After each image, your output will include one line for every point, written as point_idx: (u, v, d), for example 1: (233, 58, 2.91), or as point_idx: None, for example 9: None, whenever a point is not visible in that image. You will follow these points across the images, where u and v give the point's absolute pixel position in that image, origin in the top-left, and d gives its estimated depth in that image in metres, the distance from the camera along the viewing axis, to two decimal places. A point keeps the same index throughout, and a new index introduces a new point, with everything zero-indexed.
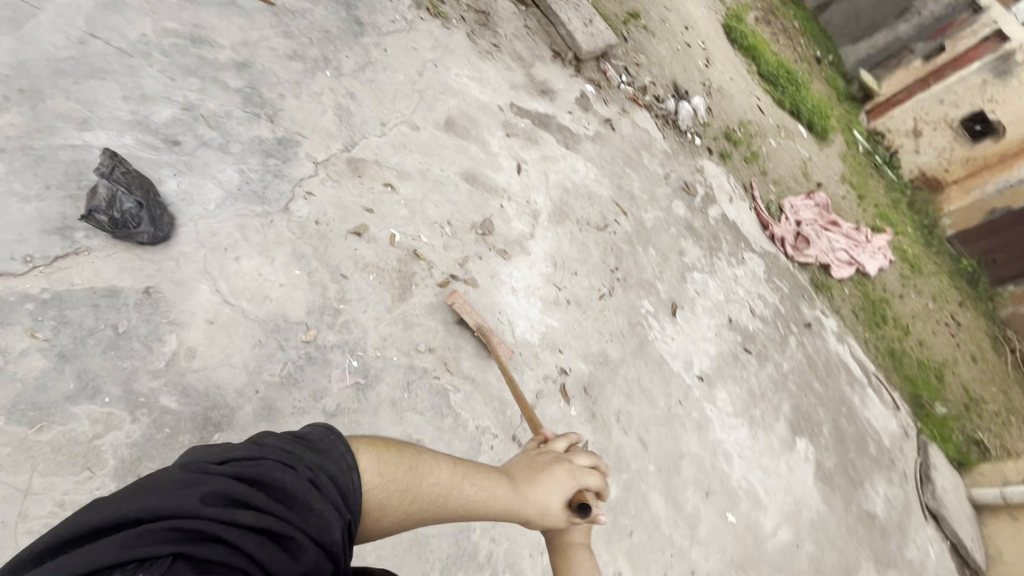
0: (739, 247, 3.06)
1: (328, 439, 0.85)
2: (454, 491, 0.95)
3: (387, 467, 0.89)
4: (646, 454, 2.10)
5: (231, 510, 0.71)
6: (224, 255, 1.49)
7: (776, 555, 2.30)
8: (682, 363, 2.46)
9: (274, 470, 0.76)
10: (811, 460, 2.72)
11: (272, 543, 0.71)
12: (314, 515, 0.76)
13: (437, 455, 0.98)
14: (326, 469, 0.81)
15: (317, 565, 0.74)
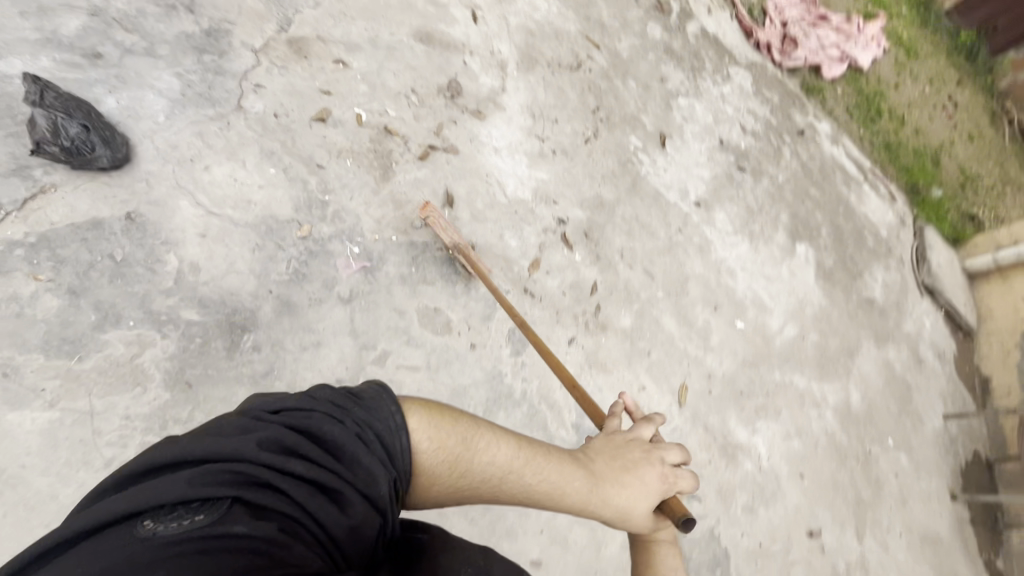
0: (723, 62, 2.87)
1: (381, 398, 0.87)
2: (516, 471, 0.96)
3: (440, 445, 0.89)
4: (653, 284, 2.19)
5: (285, 460, 0.75)
6: (193, 166, 1.44)
7: (784, 349, 2.50)
8: (677, 193, 2.46)
9: (323, 423, 0.80)
10: (811, 262, 2.83)
11: (321, 493, 0.76)
12: (361, 468, 0.79)
13: (500, 431, 0.98)
14: (373, 425, 0.83)
15: (366, 518, 0.78)
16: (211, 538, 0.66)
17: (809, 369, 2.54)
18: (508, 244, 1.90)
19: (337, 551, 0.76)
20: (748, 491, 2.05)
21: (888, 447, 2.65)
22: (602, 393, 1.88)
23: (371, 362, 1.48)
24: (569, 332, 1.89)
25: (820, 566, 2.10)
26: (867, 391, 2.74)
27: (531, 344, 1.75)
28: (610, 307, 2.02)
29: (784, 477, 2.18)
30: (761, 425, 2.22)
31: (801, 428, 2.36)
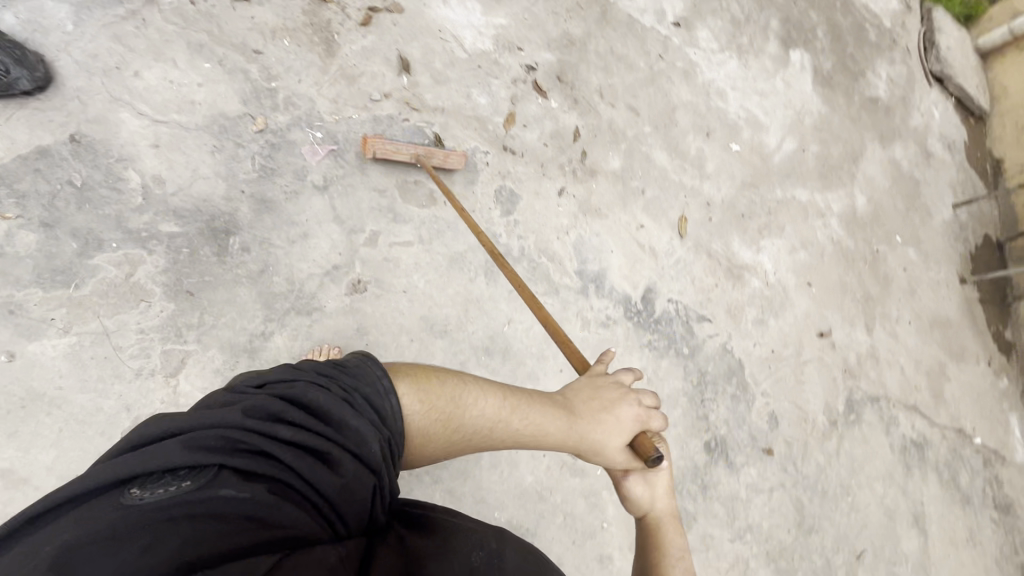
0: None
1: (366, 364, 0.80)
2: (504, 420, 0.90)
3: (427, 407, 0.82)
4: (639, 119, 2.08)
5: (271, 425, 0.67)
6: (121, 74, 1.34)
7: (784, 165, 2.42)
8: (654, 15, 2.24)
9: (307, 388, 0.72)
10: (807, 69, 2.67)
11: (316, 454, 0.67)
12: (352, 429, 0.71)
13: (490, 384, 0.92)
14: (360, 388, 0.76)
15: (364, 481, 0.70)
16: (195, 503, 0.57)
17: (810, 181, 2.48)
18: (478, 102, 1.78)
19: (336, 519, 0.67)
20: (757, 306, 2.11)
21: (896, 244, 2.66)
22: (600, 237, 1.86)
23: (362, 244, 1.47)
24: (558, 183, 1.83)
25: (833, 361, 2.21)
26: (873, 194, 2.69)
27: (521, 201, 1.75)
28: (597, 151, 1.95)
29: (791, 289, 2.23)
30: (766, 243, 2.23)
31: (807, 240, 2.36)
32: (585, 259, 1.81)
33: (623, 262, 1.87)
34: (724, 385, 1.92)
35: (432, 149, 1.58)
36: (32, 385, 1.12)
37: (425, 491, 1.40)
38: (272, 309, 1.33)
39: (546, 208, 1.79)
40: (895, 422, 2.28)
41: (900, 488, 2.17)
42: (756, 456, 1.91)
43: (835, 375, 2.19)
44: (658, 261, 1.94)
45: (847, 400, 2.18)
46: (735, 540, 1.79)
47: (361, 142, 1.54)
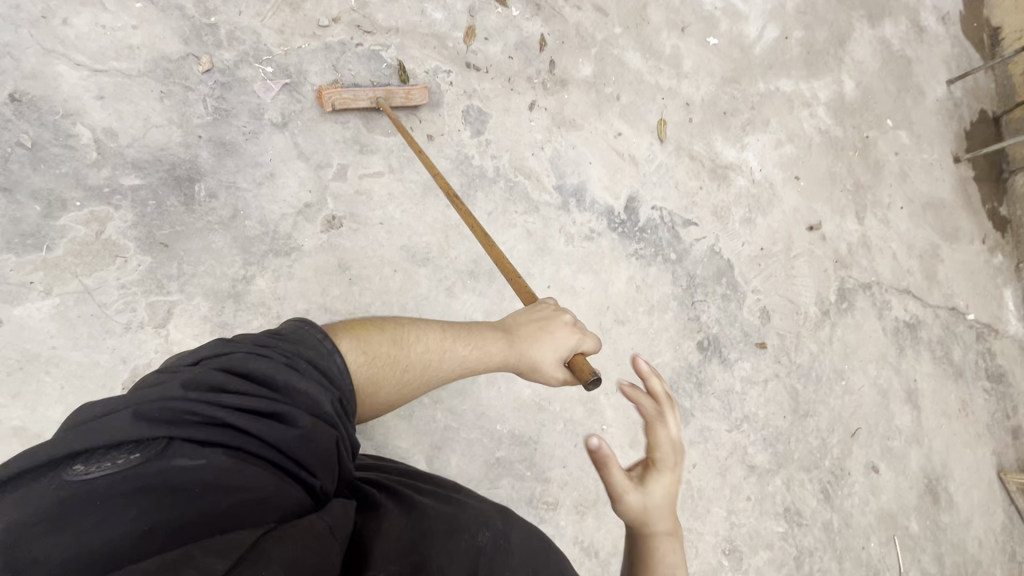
0: None
1: (303, 330, 0.81)
2: (448, 353, 0.98)
3: (370, 351, 0.87)
4: (609, 20, 1.97)
5: (216, 396, 0.67)
6: (49, 23, 1.26)
7: (766, 55, 2.31)
8: None
9: (247, 359, 0.72)
10: None
11: (268, 419, 0.68)
12: (301, 391, 0.72)
13: (425, 323, 1.00)
14: (301, 353, 0.77)
15: (326, 439, 0.71)
16: (152, 478, 0.58)
17: (795, 70, 2.38)
18: (434, 18, 1.68)
19: (304, 476, 0.68)
20: (744, 205, 2.08)
21: (888, 129, 2.58)
22: (577, 149, 1.81)
23: (332, 179, 1.44)
24: (528, 97, 1.76)
25: (824, 253, 2.21)
26: (862, 78, 2.58)
27: (491, 119, 1.69)
28: (566, 59, 1.86)
29: (779, 184, 2.19)
30: (751, 140, 2.16)
31: (794, 132, 2.29)
32: (563, 173, 1.77)
33: (602, 173, 1.83)
34: (714, 286, 1.93)
35: (391, 88, 1.52)
36: (26, 347, 1.14)
37: (427, 413, 1.46)
38: (250, 253, 1.33)
39: (518, 124, 1.73)
40: (889, 306, 2.30)
41: (894, 369, 2.23)
42: (750, 350, 1.95)
43: (827, 266, 2.20)
44: (639, 169, 1.90)
45: (839, 290, 2.20)
46: (732, 430, 1.87)
47: (318, 98, 1.46)
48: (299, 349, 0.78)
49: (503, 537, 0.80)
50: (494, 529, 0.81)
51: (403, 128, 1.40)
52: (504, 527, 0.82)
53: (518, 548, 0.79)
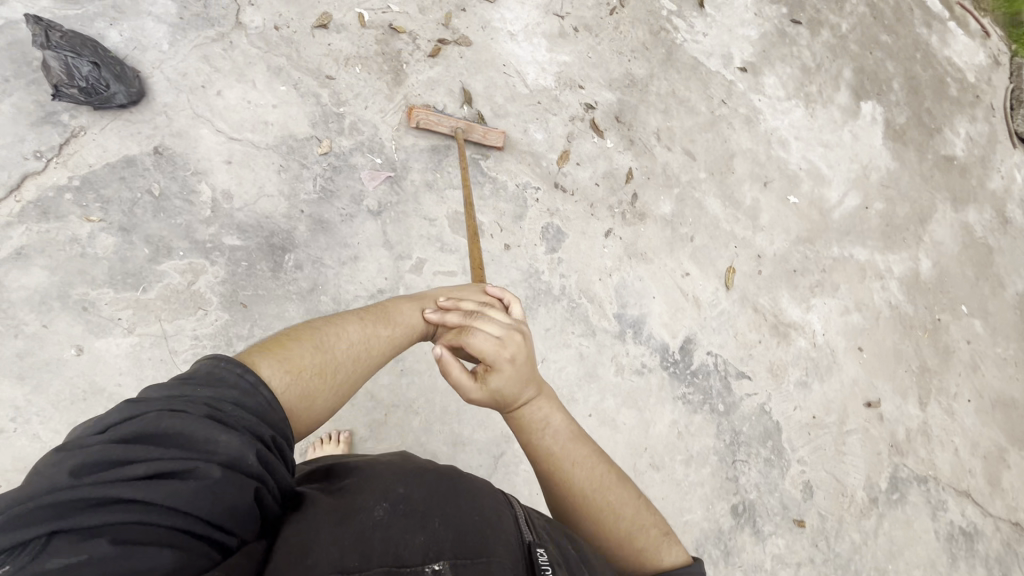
0: None
1: (222, 368, 0.72)
2: (374, 339, 0.96)
3: (296, 366, 0.81)
4: (695, 164, 2.06)
5: (116, 471, 0.58)
6: (206, 92, 1.42)
7: (844, 221, 2.33)
8: (720, 59, 2.26)
9: (161, 419, 0.62)
10: (878, 122, 2.62)
11: (177, 484, 0.58)
12: (220, 445, 0.63)
13: (336, 323, 0.94)
14: (220, 398, 0.68)
15: (242, 493, 0.62)
16: None
17: (872, 240, 2.38)
18: (534, 138, 1.80)
19: (218, 537, 0.59)
20: (801, 366, 2.03)
21: (961, 314, 2.50)
22: (644, 282, 1.84)
23: (408, 270, 1.51)
24: (605, 224, 1.83)
25: (879, 434, 2.10)
26: (940, 258, 2.55)
27: (567, 238, 1.76)
28: (648, 194, 1.93)
29: (840, 351, 2.13)
30: (817, 302, 2.14)
31: (862, 302, 2.25)
32: (626, 303, 1.79)
33: (663, 309, 1.84)
34: (758, 448, 1.85)
35: (473, 125, 1.66)
36: (94, 379, 1.19)
37: None
38: None
39: (591, 249, 1.78)
40: (944, 507, 2.12)
41: None
42: (787, 527, 1.82)
43: (880, 448, 2.07)
44: (700, 312, 1.90)
45: (891, 478, 2.06)
46: None
47: (408, 108, 1.63)
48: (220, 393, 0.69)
49: (404, 501, 0.71)
50: (389, 500, 0.70)
51: (466, 193, 1.47)
52: (403, 489, 0.73)
53: (421, 501, 0.71)
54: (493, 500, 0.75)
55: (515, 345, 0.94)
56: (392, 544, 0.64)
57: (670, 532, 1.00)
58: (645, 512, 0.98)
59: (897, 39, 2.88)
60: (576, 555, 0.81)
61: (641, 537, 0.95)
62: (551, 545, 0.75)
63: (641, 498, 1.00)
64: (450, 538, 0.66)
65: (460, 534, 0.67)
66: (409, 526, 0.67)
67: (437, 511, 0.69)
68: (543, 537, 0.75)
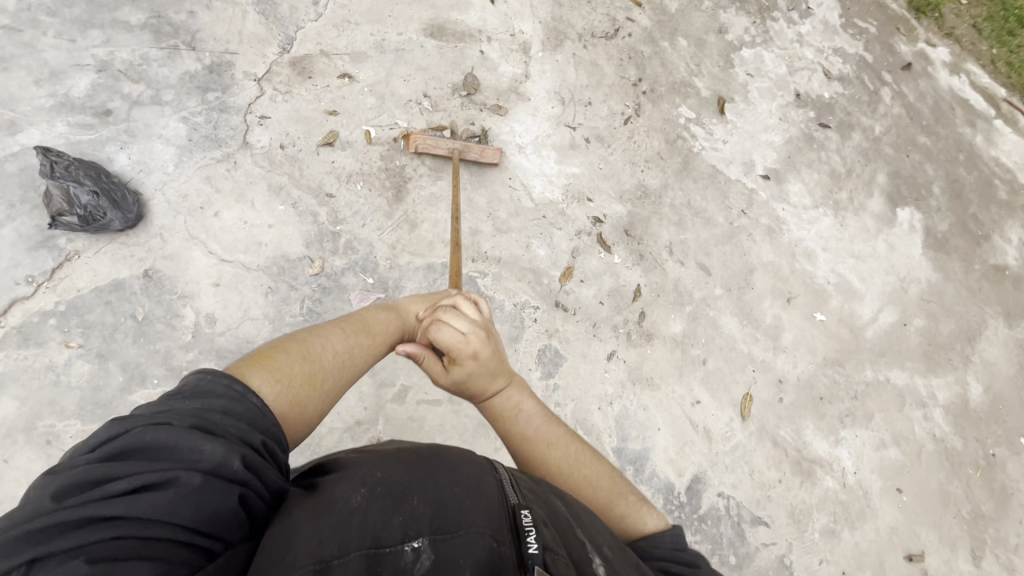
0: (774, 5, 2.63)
1: (209, 379, 0.76)
2: (356, 348, 1.06)
3: (284, 375, 0.89)
4: (710, 280, 1.95)
5: (99, 489, 0.62)
6: (203, 213, 1.44)
7: (878, 340, 2.15)
8: (740, 166, 2.19)
9: (144, 431, 0.66)
10: (917, 229, 2.46)
11: (158, 495, 0.62)
12: (204, 453, 0.66)
13: (321, 336, 1.03)
14: (204, 409, 0.72)
15: (225, 499, 0.65)
16: None
17: (911, 361, 2.17)
18: (536, 254, 1.75)
19: (204, 543, 0.63)
20: (828, 511, 1.81)
21: None
22: (648, 411, 1.71)
23: (389, 398, 1.49)
24: (608, 346, 1.73)
25: None
26: (996, 382, 2.29)
27: (566, 362, 1.67)
28: (657, 313, 1.83)
29: (874, 493, 1.90)
30: (848, 434, 1.94)
31: (901, 435, 2.03)
32: (626, 435, 1.66)
33: (669, 442, 1.70)
34: None
35: (469, 144, 1.70)
36: None
37: None
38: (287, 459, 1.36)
39: (591, 374, 1.68)
40: None
41: None
42: None
43: None
44: (711, 447, 1.74)
45: None
46: None
47: (404, 135, 1.70)
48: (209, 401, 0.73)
49: (381, 484, 0.75)
50: (366, 486, 0.74)
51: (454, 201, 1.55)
52: (382, 473, 0.77)
53: (399, 482, 0.76)
54: (474, 469, 0.80)
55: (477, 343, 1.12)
56: (369, 530, 0.68)
57: (643, 500, 1.17)
58: (623, 485, 1.17)
59: (936, 139, 2.75)
60: (566, 512, 0.87)
61: (625, 503, 1.13)
62: (537, 507, 0.80)
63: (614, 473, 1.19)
64: (428, 516, 0.71)
65: (438, 510, 0.72)
66: (387, 509, 0.71)
67: (415, 490, 0.74)
68: (529, 499, 0.81)
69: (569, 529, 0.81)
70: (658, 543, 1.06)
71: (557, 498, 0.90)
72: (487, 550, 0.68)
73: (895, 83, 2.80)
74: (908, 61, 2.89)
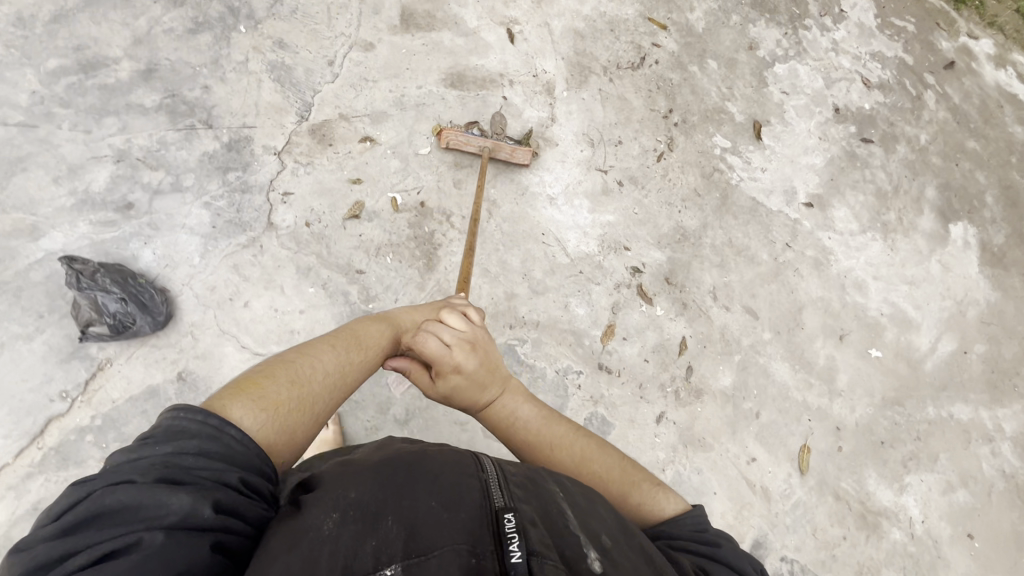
0: (804, 12, 2.49)
1: (179, 420, 0.77)
2: (347, 366, 1.06)
3: (271, 403, 0.89)
4: (758, 323, 1.85)
5: (62, 565, 0.63)
6: (233, 305, 1.38)
7: (938, 372, 2.03)
8: (782, 195, 2.07)
9: (107, 494, 0.67)
10: (971, 246, 2.32)
11: (123, 558, 0.63)
12: (171, 506, 0.67)
13: (311, 355, 1.03)
14: (171, 457, 0.72)
15: (197, 550, 0.66)
16: None
17: (975, 392, 2.05)
18: (575, 313, 1.67)
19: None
20: (897, 566, 1.73)
21: None
22: (703, 475, 1.63)
23: None
24: (657, 408, 1.65)
25: None
26: None
27: (613, 429, 1.60)
28: (705, 366, 1.74)
29: (944, 542, 1.81)
30: (913, 479, 1.84)
31: (970, 474, 1.92)
32: None
33: (726, 507, 1.62)
34: None
35: (500, 144, 1.69)
36: None
37: None
38: None
39: (641, 439, 1.61)
40: None
41: None
42: None
43: None
44: (771, 507, 1.66)
45: None
46: None
47: (436, 132, 1.70)
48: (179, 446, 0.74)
49: (354, 508, 0.76)
50: (338, 511, 0.76)
51: (468, 237, 1.46)
52: (354, 496, 0.78)
53: (373, 503, 0.77)
54: (453, 477, 0.82)
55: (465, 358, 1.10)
56: (341, 557, 0.69)
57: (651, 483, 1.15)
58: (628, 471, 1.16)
59: (985, 143, 2.60)
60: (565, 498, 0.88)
61: (637, 492, 1.12)
62: (526, 505, 0.81)
63: (625, 461, 1.18)
64: (403, 534, 0.72)
65: (413, 530, 0.73)
66: (361, 532, 0.72)
67: (389, 510, 0.76)
68: (516, 497, 0.81)
69: (558, 515, 0.82)
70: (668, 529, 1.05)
71: (552, 487, 0.90)
72: (465, 565, 0.68)
73: (938, 85, 2.64)
74: (950, 59, 2.74)
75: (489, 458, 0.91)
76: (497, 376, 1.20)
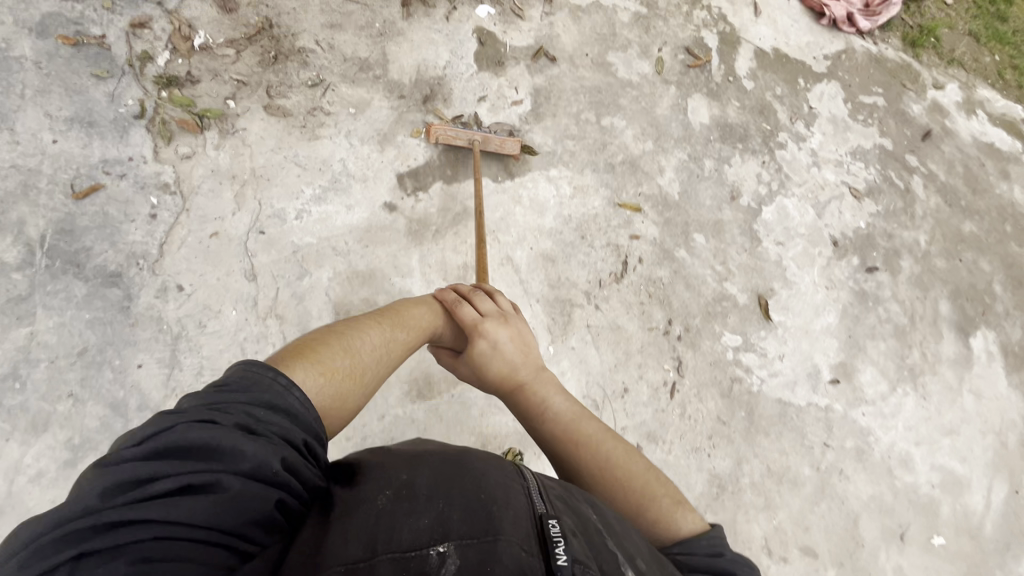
0: (772, 127, 2.22)
1: (254, 371, 0.80)
2: (391, 337, 1.10)
3: (330, 371, 0.92)
4: (819, 563, 1.65)
5: (143, 488, 0.64)
6: None
7: (1000, 530, 1.90)
8: (806, 382, 1.85)
9: (190, 430, 0.69)
10: (994, 356, 2.17)
11: (201, 496, 0.65)
12: (245, 453, 0.69)
13: (361, 329, 1.07)
14: (255, 402, 0.76)
15: (265, 503, 0.69)
16: None
17: None
18: None
19: (243, 545, 0.65)
20: None
21: None
22: None
23: None
24: None
25: None
26: None
27: None
28: None
29: None
30: None
31: None
32: None
33: None
34: None
35: (488, 136, 1.72)
36: None
37: None
38: None
39: None
40: None
41: None
42: None
43: None
44: None
45: None
46: None
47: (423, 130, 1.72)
48: (253, 399, 0.77)
49: (407, 487, 0.75)
50: (392, 488, 0.74)
51: (479, 260, 1.48)
52: (409, 478, 0.77)
53: (426, 485, 0.75)
54: (505, 478, 0.79)
55: (500, 335, 1.24)
56: (392, 528, 0.67)
57: (683, 503, 1.06)
58: (659, 485, 1.08)
59: (979, 219, 2.43)
60: (598, 520, 0.83)
61: (655, 506, 1.04)
62: (566, 515, 0.77)
63: (654, 473, 1.11)
64: (458, 517, 0.69)
65: (470, 513, 0.69)
66: (413, 510, 0.70)
67: (442, 494, 0.73)
68: (558, 507, 0.78)
69: (593, 529, 0.79)
70: (691, 549, 0.96)
71: (587, 508, 0.85)
72: (518, 563, 0.63)
73: (921, 164, 2.44)
74: (926, 126, 2.53)
75: (533, 471, 0.86)
76: (530, 361, 1.25)
